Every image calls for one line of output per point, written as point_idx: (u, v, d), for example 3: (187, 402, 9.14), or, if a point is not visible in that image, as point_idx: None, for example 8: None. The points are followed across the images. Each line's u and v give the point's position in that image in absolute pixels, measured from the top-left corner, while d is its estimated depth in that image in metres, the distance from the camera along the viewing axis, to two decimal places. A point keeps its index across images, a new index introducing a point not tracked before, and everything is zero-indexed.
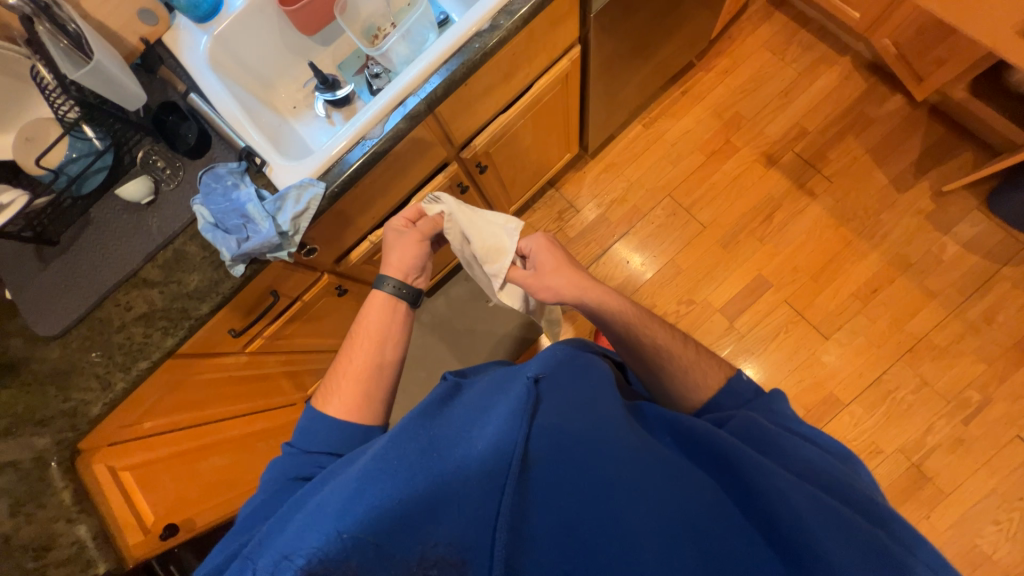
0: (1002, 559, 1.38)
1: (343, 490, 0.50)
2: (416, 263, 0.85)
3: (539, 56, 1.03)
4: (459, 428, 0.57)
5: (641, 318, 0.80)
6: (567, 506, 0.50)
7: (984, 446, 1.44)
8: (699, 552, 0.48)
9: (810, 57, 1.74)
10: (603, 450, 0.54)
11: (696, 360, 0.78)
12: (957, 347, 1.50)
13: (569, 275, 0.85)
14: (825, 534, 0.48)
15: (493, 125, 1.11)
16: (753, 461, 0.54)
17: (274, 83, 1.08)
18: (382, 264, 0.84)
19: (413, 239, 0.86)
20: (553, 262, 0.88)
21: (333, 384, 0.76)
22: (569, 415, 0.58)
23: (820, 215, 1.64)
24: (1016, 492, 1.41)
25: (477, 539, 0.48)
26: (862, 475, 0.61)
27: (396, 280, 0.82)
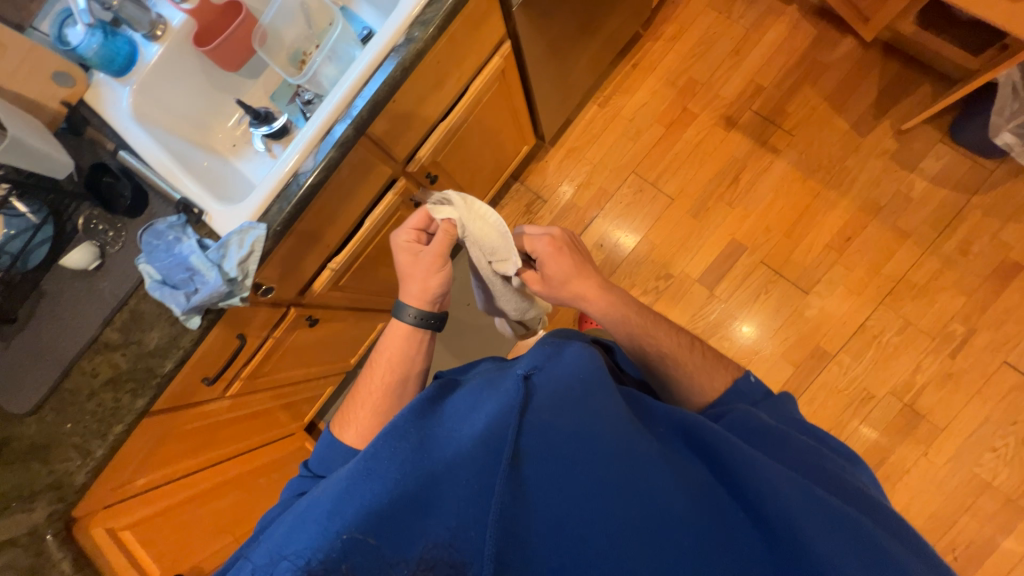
0: (1003, 484, 1.41)
1: (338, 490, 0.52)
2: (435, 290, 0.88)
3: (468, 59, 1.01)
4: (450, 428, 0.58)
5: (635, 313, 0.87)
6: (557, 498, 0.51)
7: (973, 376, 1.46)
8: (690, 546, 0.49)
9: (757, 11, 1.70)
10: (596, 438, 0.54)
11: (706, 363, 0.82)
12: (936, 283, 1.50)
13: (579, 285, 0.88)
14: (813, 526, 0.49)
15: (435, 134, 1.09)
16: (744, 454, 0.54)
17: (209, 124, 1.06)
18: (402, 292, 0.89)
19: (428, 263, 0.88)
20: (561, 272, 0.88)
21: (349, 413, 0.81)
22: (560, 402, 0.58)
23: (786, 170, 1.63)
24: (1009, 417, 1.43)
25: (469, 537, 0.49)
26: (851, 469, 0.64)
27: (412, 308, 0.87)
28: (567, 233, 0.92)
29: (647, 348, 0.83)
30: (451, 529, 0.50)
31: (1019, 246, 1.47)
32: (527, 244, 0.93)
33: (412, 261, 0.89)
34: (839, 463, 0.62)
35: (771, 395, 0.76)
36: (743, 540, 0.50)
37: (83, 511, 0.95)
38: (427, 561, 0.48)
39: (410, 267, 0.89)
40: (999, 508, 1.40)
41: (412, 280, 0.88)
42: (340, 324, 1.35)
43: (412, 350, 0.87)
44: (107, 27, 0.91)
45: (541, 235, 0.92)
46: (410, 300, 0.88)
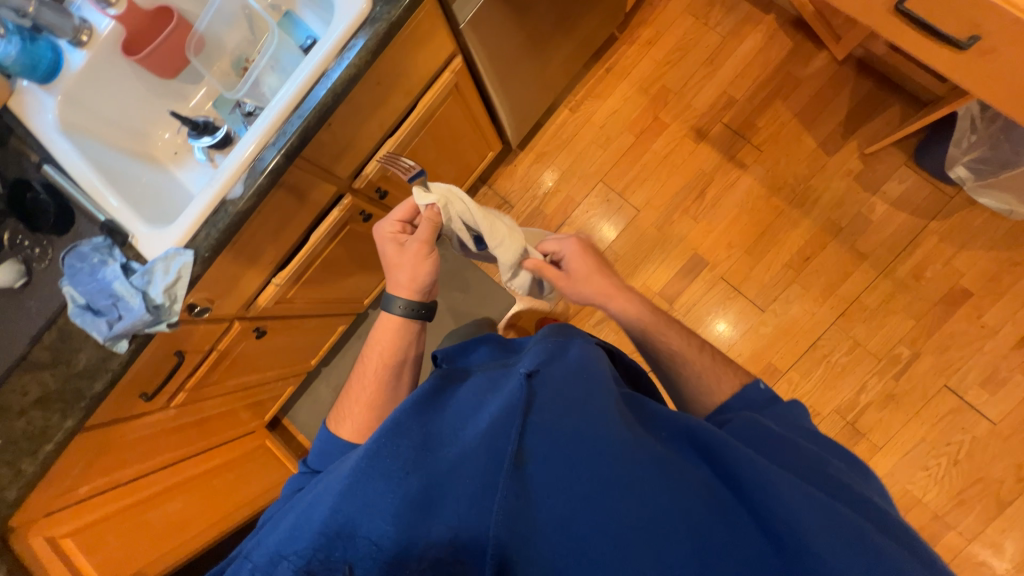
0: (932, 501, 1.47)
1: (344, 488, 0.60)
2: (425, 279, 0.89)
3: (414, 76, 0.98)
4: (454, 428, 0.65)
5: (653, 316, 0.87)
6: (555, 502, 0.56)
7: (914, 398, 1.50)
8: (693, 546, 0.51)
9: (735, 18, 1.66)
10: (594, 442, 0.57)
11: (715, 363, 0.83)
12: (887, 306, 1.53)
13: (599, 283, 0.89)
14: (815, 535, 0.50)
15: (382, 151, 1.07)
16: (748, 459, 0.55)
17: (149, 131, 1.03)
18: (392, 283, 0.90)
19: (416, 252, 0.89)
20: (586, 269, 0.90)
21: (346, 409, 0.87)
22: (559, 405, 0.62)
23: (752, 186, 1.62)
24: (944, 439, 1.48)
25: (474, 532, 0.56)
26: (858, 475, 0.64)
27: (401, 298, 0.88)
28: (586, 241, 0.94)
29: (658, 347, 0.85)
30: (453, 526, 0.57)
31: (970, 274, 1.50)
32: (551, 244, 0.96)
33: (399, 252, 0.90)
34: (849, 471, 0.62)
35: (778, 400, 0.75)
36: (746, 544, 0.51)
37: (23, 520, 0.96)
38: (430, 558, 0.56)
39: (398, 257, 0.90)
40: (926, 524, 1.47)
41: (401, 270, 0.89)
42: (293, 331, 1.35)
43: (402, 347, 0.88)
44: (26, 33, 0.87)
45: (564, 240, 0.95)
46: (402, 291, 0.89)
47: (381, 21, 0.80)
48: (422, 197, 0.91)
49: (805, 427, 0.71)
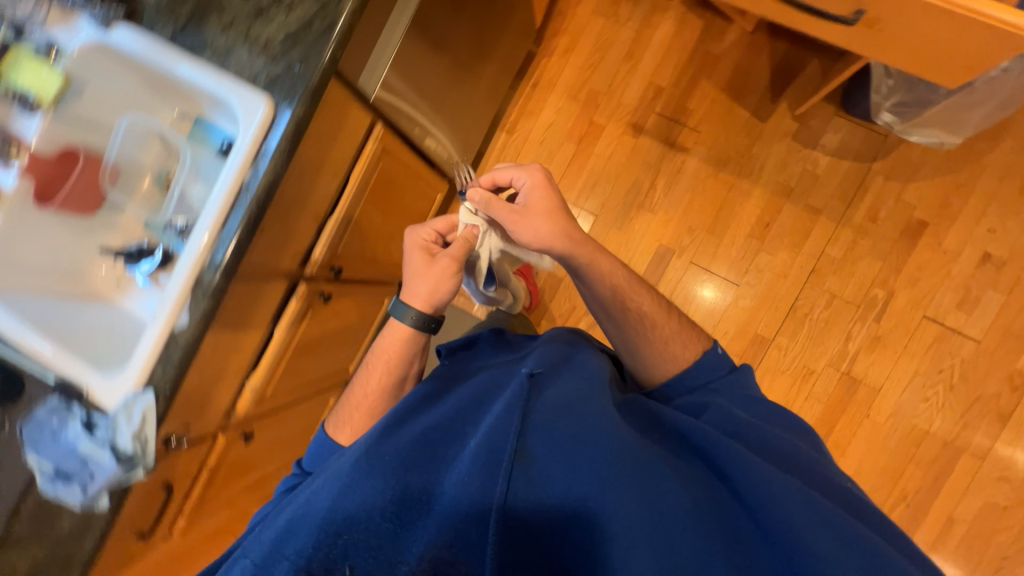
0: (940, 430, 1.52)
1: (356, 485, 0.67)
2: (443, 295, 0.94)
3: (337, 157, 0.96)
4: (460, 428, 0.73)
5: (627, 280, 1.00)
6: (555, 489, 0.63)
7: (899, 336, 1.54)
8: (684, 526, 0.60)
9: (643, 9, 1.68)
10: (591, 437, 0.66)
11: (677, 327, 1.01)
12: (853, 253, 1.57)
13: (555, 223, 0.95)
14: (799, 518, 0.59)
15: (325, 232, 1.05)
16: (742, 457, 0.66)
17: (86, 265, 0.98)
18: (408, 293, 0.94)
19: (444, 270, 0.93)
20: (544, 205, 0.95)
21: (344, 412, 0.94)
22: (559, 408, 0.70)
23: (698, 167, 1.65)
24: (936, 367, 1.52)
25: (473, 523, 0.62)
26: (825, 462, 0.78)
27: (415, 309, 0.93)
28: (550, 177, 0.98)
29: (631, 308, 0.98)
30: (457, 521, 0.63)
31: (922, 204, 1.54)
32: (511, 174, 0.98)
33: (429, 266, 0.94)
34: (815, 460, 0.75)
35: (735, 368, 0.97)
36: (731, 526, 0.62)
37: None
38: (433, 549, 0.62)
39: (422, 266, 0.94)
40: (939, 453, 1.52)
41: (423, 282, 0.93)
42: (283, 421, 1.33)
43: (407, 353, 0.94)
44: None
45: (532, 173, 0.96)
46: (419, 305, 0.93)
47: (286, 121, 0.78)
48: (467, 216, 1.01)
49: (761, 405, 0.89)
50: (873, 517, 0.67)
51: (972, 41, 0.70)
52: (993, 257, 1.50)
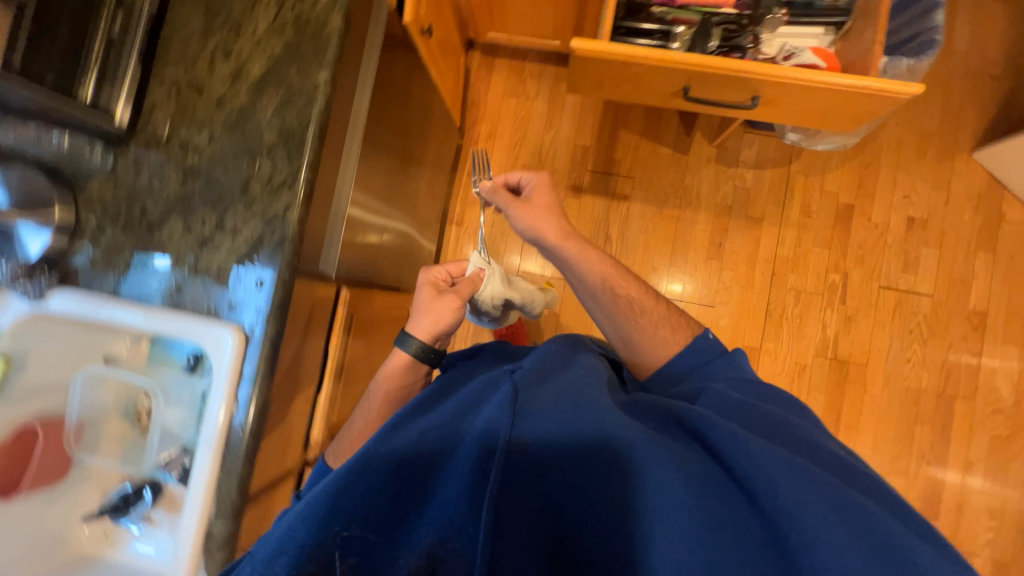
0: (930, 384, 1.63)
1: (325, 493, 0.56)
2: (444, 329, 0.96)
3: (314, 341, 0.94)
4: (447, 423, 0.64)
5: (615, 271, 1.04)
6: (556, 465, 0.59)
7: (866, 311, 1.66)
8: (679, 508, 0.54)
9: (548, 82, 1.79)
10: (594, 421, 0.63)
11: (664, 313, 1.05)
12: (802, 248, 1.69)
13: (548, 217, 1.04)
14: (814, 500, 0.54)
15: (319, 410, 1.01)
16: (729, 432, 0.60)
17: (66, 532, 0.88)
18: (414, 321, 0.95)
19: (451, 304, 0.96)
20: (544, 201, 1.05)
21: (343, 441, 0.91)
22: (559, 398, 0.67)
23: (642, 209, 1.74)
24: (906, 328, 1.65)
25: (459, 523, 0.56)
26: (823, 435, 0.73)
27: (418, 341, 0.92)
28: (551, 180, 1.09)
29: (619, 294, 1.02)
30: (460, 520, 0.56)
31: (843, 189, 1.69)
32: (514, 172, 1.10)
33: (437, 299, 0.98)
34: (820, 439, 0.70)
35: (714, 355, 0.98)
36: (732, 506, 0.56)
37: None
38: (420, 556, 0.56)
39: (430, 300, 0.98)
40: (936, 405, 1.62)
41: (428, 314, 0.95)
42: None
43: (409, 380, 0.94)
44: None
45: (536, 178, 1.08)
46: (422, 335, 0.94)
47: (260, 345, 0.76)
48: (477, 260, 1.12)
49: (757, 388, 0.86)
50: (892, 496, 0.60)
51: (867, 103, 0.82)
52: (917, 219, 1.66)
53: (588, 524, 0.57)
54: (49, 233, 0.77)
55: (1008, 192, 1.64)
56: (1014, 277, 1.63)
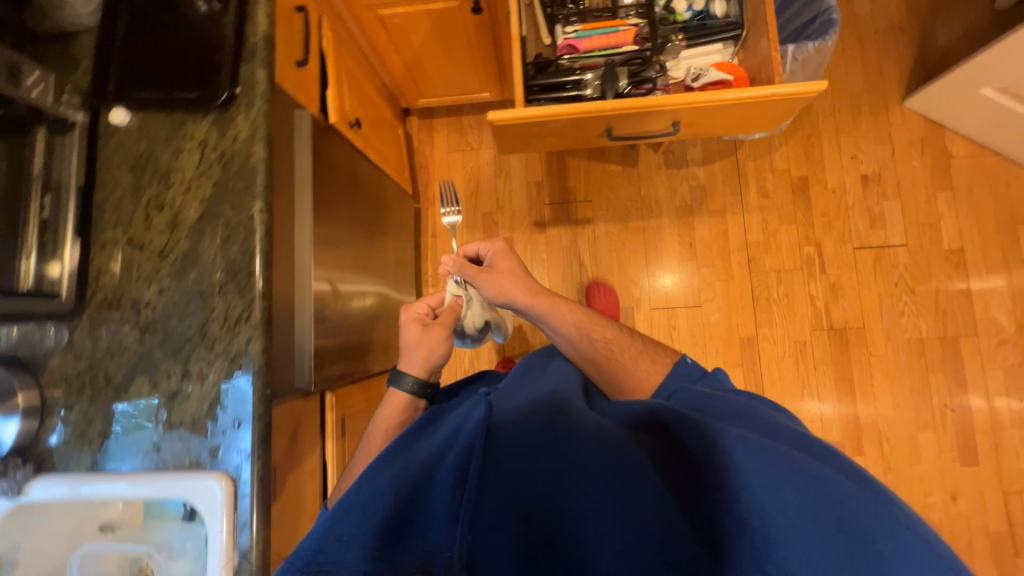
0: (930, 331, 1.63)
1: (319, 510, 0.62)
2: (435, 360, 1.05)
3: (306, 458, 0.92)
4: (431, 437, 0.70)
5: (586, 319, 1.06)
6: (524, 453, 0.64)
7: (848, 275, 1.67)
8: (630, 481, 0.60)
9: (488, 130, 1.83)
10: (555, 416, 0.70)
11: (642, 347, 1.05)
12: (770, 229, 1.71)
13: (513, 281, 1.07)
14: (746, 456, 0.58)
15: None
16: (686, 419, 0.65)
17: None
18: (407, 358, 1.05)
19: (438, 334, 1.07)
20: (506, 266, 1.09)
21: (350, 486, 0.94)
22: (530, 402, 0.74)
23: (608, 228, 1.76)
24: (891, 282, 1.65)
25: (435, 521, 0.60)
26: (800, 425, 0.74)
27: (412, 377, 1.01)
28: (510, 246, 1.13)
29: (595, 339, 1.03)
30: (440, 519, 0.62)
31: (793, 164, 1.72)
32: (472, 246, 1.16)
33: (424, 333, 1.07)
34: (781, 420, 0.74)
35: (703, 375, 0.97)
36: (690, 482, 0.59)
37: None
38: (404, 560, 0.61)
39: (416, 338, 1.06)
40: (942, 350, 1.62)
41: (419, 350, 1.04)
42: None
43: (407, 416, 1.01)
44: None
45: (497, 248, 1.12)
46: (416, 370, 1.03)
47: (249, 486, 0.74)
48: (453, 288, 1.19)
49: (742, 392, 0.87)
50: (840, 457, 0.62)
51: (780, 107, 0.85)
52: (870, 175, 1.70)
53: (548, 502, 0.61)
54: (18, 417, 0.76)
55: (948, 130, 1.68)
56: (978, 208, 1.66)
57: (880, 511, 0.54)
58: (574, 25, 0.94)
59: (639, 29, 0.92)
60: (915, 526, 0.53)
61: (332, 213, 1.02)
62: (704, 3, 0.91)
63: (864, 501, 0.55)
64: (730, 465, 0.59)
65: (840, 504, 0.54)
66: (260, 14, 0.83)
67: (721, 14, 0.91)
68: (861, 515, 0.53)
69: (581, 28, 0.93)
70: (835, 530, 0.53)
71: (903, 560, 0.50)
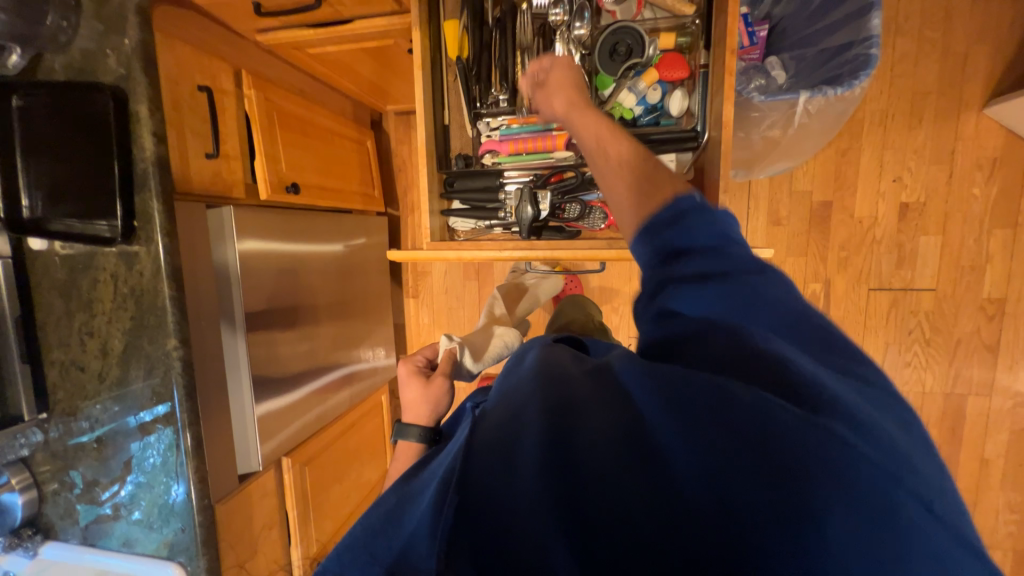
0: (935, 385, 1.48)
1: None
2: (439, 402, 0.78)
3: (259, 520, 1.07)
4: (422, 483, 0.53)
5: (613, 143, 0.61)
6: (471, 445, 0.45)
7: (854, 318, 1.50)
8: (604, 452, 0.40)
9: None
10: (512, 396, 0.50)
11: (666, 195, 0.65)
12: (774, 261, 1.52)
13: (559, 97, 0.67)
14: (674, 411, 0.40)
15: (293, 552, 1.19)
16: (632, 372, 0.45)
17: None
18: (404, 412, 0.78)
19: (434, 380, 0.79)
20: (559, 79, 0.68)
21: None
22: (505, 397, 0.51)
23: None
24: (905, 331, 1.48)
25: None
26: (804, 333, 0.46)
27: (418, 426, 0.75)
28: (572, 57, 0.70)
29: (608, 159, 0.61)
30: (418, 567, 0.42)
31: (818, 186, 1.45)
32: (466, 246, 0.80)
33: (418, 385, 0.80)
34: (757, 322, 0.46)
35: (692, 248, 0.51)
36: (680, 451, 0.38)
37: None
38: None
39: (416, 388, 0.79)
40: (944, 406, 1.49)
41: (420, 400, 0.78)
42: None
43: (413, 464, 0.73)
44: None
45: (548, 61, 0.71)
46: (418, 419, 0.76)
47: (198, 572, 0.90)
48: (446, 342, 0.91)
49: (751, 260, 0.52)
50: (799, 367, 0.41)
51: None
52: (911, 205, 1.42)
53: (500, 503, 0.40)
54: (18, 493, 0.92)
55: None
56: None
57: (828, 450, 0.34)
58: (501, 118, 0.80)
59: None
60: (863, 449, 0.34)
61: (271, 302, 1.03)
62: (659, 96, 0.73)
63: (791, 430, 0.35)
64: (696, 425, 0.38)
65: (794, 460, 0.35)
66: (145, 134, 0.77)
67: (678, 112, 0.74)
68: (796, 449, 0.35)
69: (509, 122, 0.79)
70: (787, 491, 0.34)
71: (848, 511, 0.33)
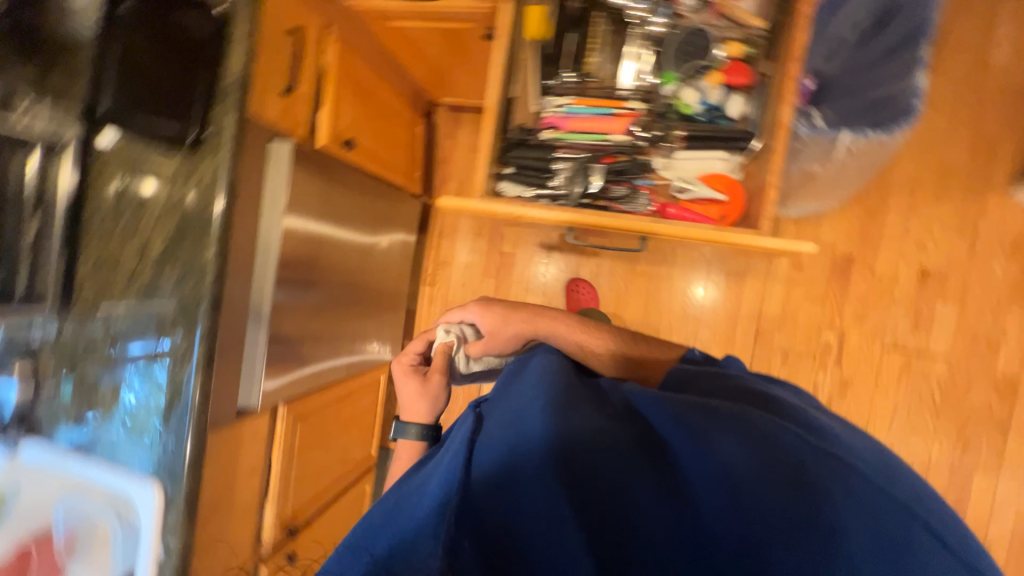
0: (942, 455, 1.45)
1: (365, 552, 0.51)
2: (435, 402, 0.82)
3: (245, 462, 1.04)
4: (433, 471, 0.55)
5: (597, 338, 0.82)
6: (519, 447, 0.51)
7: (864, 373, 1.49)
8: (661, 473, 0.50)
9: None
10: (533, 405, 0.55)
11: (656, 350, 0.84)
12: (791, 304, 1.53)
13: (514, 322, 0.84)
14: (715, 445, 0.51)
15: (267, 508, 1.14)
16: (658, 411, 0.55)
17: None
18: (399, 410, 0.82)
19: (428, 382, 0.82)
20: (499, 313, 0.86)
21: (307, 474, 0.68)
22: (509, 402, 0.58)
23: (614, 266, 1.63)
24: (916, 395, 1.46)
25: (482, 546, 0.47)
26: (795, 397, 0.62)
27: (418, 426, 0.79)
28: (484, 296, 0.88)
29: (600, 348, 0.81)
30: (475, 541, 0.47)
31: (842, 239, 1.49)
32: (514, 203, 0.82)
33: (412, 385, 0.82)
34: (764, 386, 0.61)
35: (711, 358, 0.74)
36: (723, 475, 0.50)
37: None
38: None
39: (411, 388, 0.81)
40: (949, 479, 1.45)
41: (416, 398, 0.81)
42: None
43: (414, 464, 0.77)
44: None
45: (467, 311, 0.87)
46: (415, 418, 0.80)
47: (179, 494, 0.87)
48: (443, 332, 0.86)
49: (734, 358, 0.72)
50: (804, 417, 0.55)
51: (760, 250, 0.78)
52: (932, 270, 1.45)
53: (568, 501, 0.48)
54: (14, 381, 0.89)
55: None
56: None
57: (837, 475, 0.48)
58: (567, 97, 0.84)
59: (637, 115, 0.81)
60: (868, 477, 0.49)
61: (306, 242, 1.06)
62: (720, 97, 0.79)
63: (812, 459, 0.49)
64: (740, 460, 0.50)
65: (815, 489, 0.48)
66: (238, 54, 0.83)
67: (737, 115, 0.79)
68: (813, 476, 0.48)
69: (574, 103, 0.83)
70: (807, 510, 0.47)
71: (862, 528, 0.46)
